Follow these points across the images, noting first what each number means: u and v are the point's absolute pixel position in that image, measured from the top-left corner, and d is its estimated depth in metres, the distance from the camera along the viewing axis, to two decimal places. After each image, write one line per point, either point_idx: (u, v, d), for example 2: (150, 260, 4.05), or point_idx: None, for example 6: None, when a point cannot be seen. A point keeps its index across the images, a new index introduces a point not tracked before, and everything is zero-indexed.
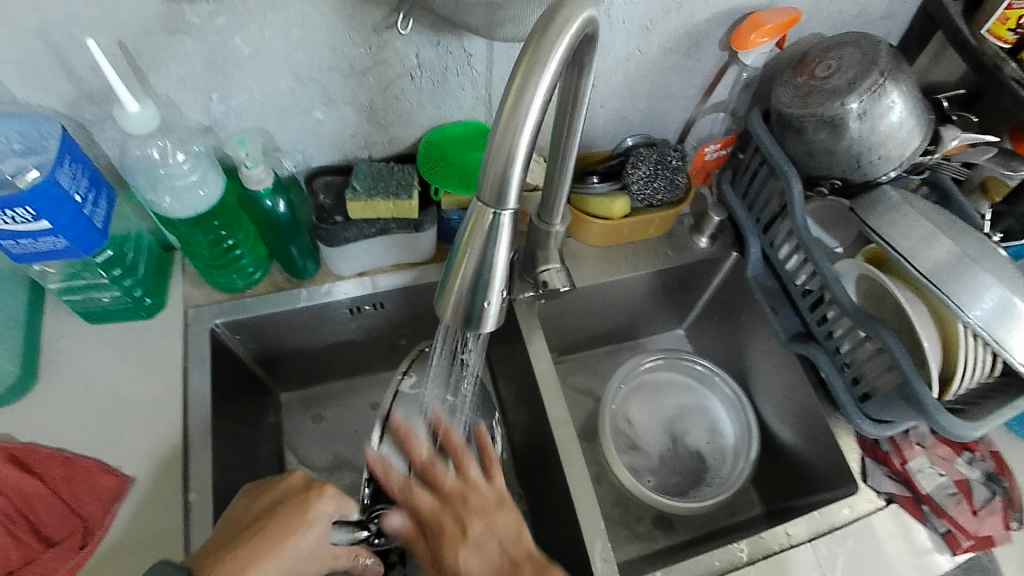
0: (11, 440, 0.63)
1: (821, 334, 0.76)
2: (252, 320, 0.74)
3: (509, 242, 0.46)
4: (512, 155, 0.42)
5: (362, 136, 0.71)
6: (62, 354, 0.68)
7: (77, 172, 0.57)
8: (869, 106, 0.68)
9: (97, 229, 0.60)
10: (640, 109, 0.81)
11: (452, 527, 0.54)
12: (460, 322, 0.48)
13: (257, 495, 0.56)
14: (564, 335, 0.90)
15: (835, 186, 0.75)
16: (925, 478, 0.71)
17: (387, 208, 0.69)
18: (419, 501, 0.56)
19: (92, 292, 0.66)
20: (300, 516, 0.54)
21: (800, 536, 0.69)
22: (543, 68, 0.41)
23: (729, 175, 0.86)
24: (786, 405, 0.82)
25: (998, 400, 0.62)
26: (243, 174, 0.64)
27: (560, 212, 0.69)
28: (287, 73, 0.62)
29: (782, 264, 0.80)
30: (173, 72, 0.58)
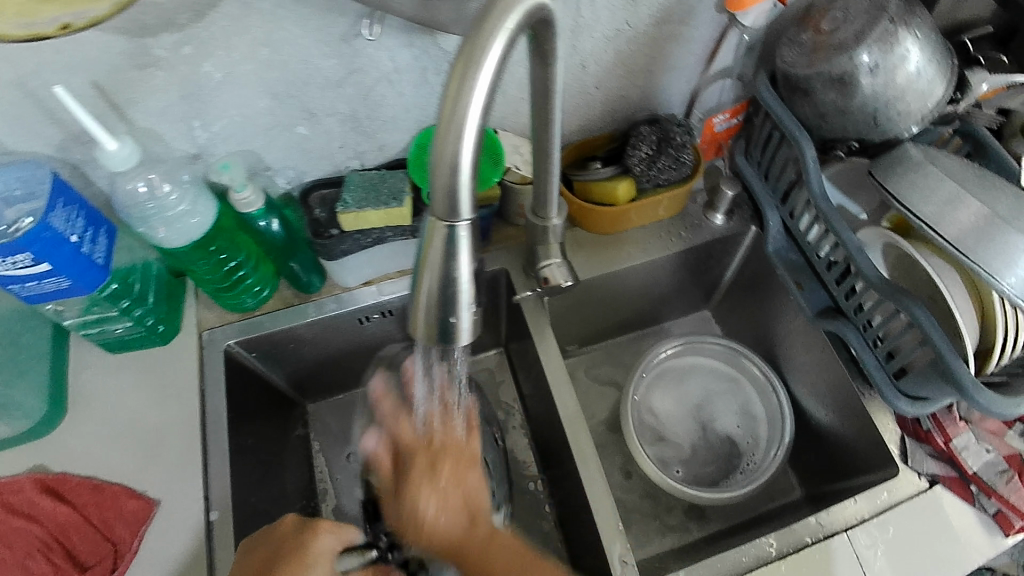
0: (46, 471, 0.66)
1: (850, 309, 0.71)
2: (264, 338, 0.75)
3: (470, 254, 0.44)
4: (456, 166, 0.40)
5: (350, 146, 0.72)
6: (89, 385, 0.71)
7: (71, 214, 0.59)
8: (879, 59, 0.63)
9: (99, 266, 0.62)
10: (637, 86, 0.77)
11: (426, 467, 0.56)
12: (431, 339, 0.46)
13: (254, 549, 0.57)
14: (583, 326, 0.87)
15: (852, 147, 0.70)
16: (971, 456, 0.66)
17: (380, 217, 0.68)
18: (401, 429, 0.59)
19: (106, 324, 0.69)
20: (300, 559, 0.55)
21: (834, 525, 0.66)
22: (478, 71, 0.39)
23: (743, 144, 0.82)
24: (820, 384, 0.78)
25: None
26: (233, 198, 0.65)
27: (555, 206, 0.67)
28: (263, 93, 0.62)
29: (803, 235, 0.75)
30: (151, 105, 0.59)
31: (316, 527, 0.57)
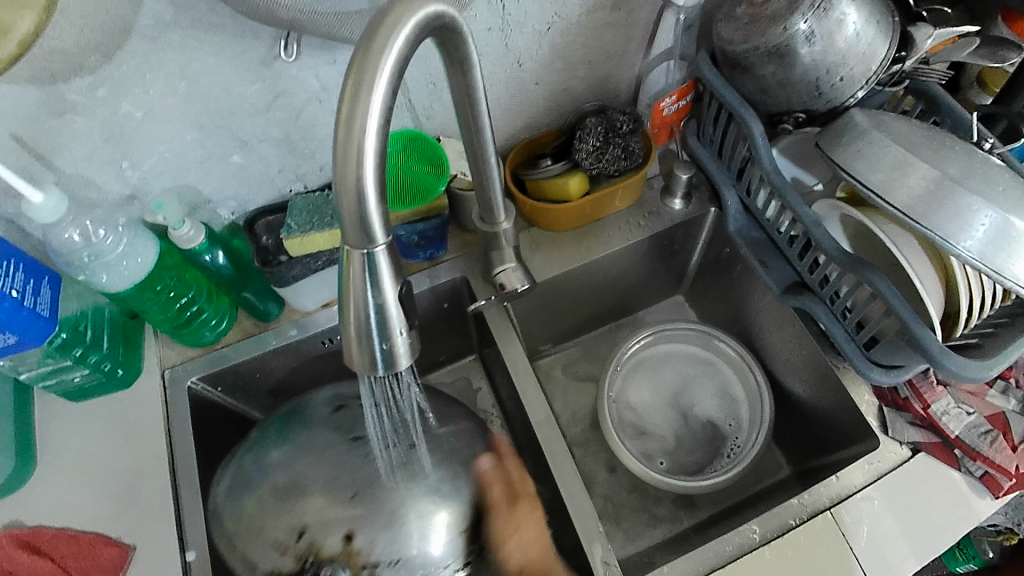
0: (21, 526, 0.65)
1: (816, 283, 0.69)
2: (227, 370, 0.74)
3: (393, 277, 0.43)
4: (362, 191, 0.39)
5: (290, 170, 0.71)
6: (56, 435, 0.70)
7: (9, 268, 0.59)
8: (815, 26, 0.61)
9: (44, 317, 0.61)
10: (579, 77, 0.76)
11: (529, 501, 0.62)
12: (369, 369, 0.45)
13: None
14: (554, 326, 0.86)
15: (800, 119, 0.68)
16: (952, 420, 0.64)
17: (326, 239, 0.67)
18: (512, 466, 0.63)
19: (63, 374, 0.68)
20: None
21: (819, 504, 0.63)
22: (370, 90, 0.38)
23: (694, 126, 0.80)
24: (794, 361, 0.76)
25: (1001, 338, 0.58)
26: (172, 236, 0.66)
27: (502, 210, 0.66)
28: (190, 125, 0.61)
29: (761, 213, 0.73)
30: (75, 151, 0.58)
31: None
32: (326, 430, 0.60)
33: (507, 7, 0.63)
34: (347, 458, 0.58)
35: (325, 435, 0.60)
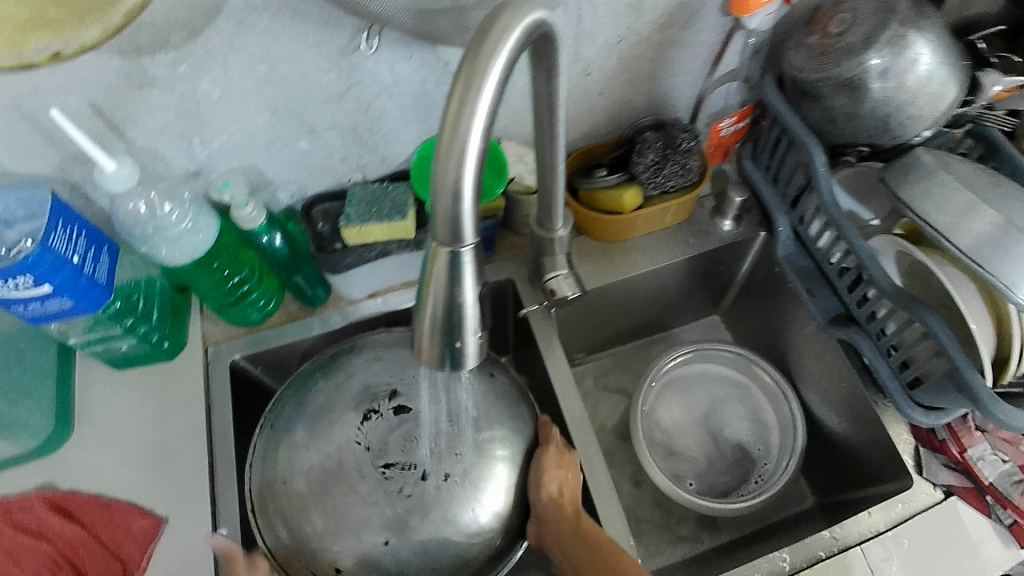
0: (54, 488, 0.66)
1: (863, 316, 0.69)
2: (270, 352, 0.74)
3: (474, 279, 0.44)
4: (460, 194, 0.40)
5: (352, 159, 0.72)
6: (93, 401, 0.70)
7: (73, 234, 0.59)
8: (890, 63, 0.61)
9: (100, 285, 0.62)
10: (642, 92, 0.76)
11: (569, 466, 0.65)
12: (437, 365, 0.47)
13: None
14: (591, 336, 0.86)
15: (863, 153, 0.68)
16: (987, 466, 0.64)
17: (383, 231, 0.68)
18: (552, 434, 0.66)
19: (111, 342, 0.68)
20: None
21: (849, 539, 0.63)
22: (477, 97, 0.38)
23: (750, 148, 0.81)
24: (831, 393, 0.75)
25: None
26: (235, 216, 0.66)
27: (561, 217, 0.66)
28: (262, 108, 0.62)
29: (813, 241, 0.73)
30: (149, 124, 0.59)
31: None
32: (360, 446, 0.59)
33: (585, 17, 0.64)
34: (381, 490, 0.57)
35: (359, 457, 0.58)
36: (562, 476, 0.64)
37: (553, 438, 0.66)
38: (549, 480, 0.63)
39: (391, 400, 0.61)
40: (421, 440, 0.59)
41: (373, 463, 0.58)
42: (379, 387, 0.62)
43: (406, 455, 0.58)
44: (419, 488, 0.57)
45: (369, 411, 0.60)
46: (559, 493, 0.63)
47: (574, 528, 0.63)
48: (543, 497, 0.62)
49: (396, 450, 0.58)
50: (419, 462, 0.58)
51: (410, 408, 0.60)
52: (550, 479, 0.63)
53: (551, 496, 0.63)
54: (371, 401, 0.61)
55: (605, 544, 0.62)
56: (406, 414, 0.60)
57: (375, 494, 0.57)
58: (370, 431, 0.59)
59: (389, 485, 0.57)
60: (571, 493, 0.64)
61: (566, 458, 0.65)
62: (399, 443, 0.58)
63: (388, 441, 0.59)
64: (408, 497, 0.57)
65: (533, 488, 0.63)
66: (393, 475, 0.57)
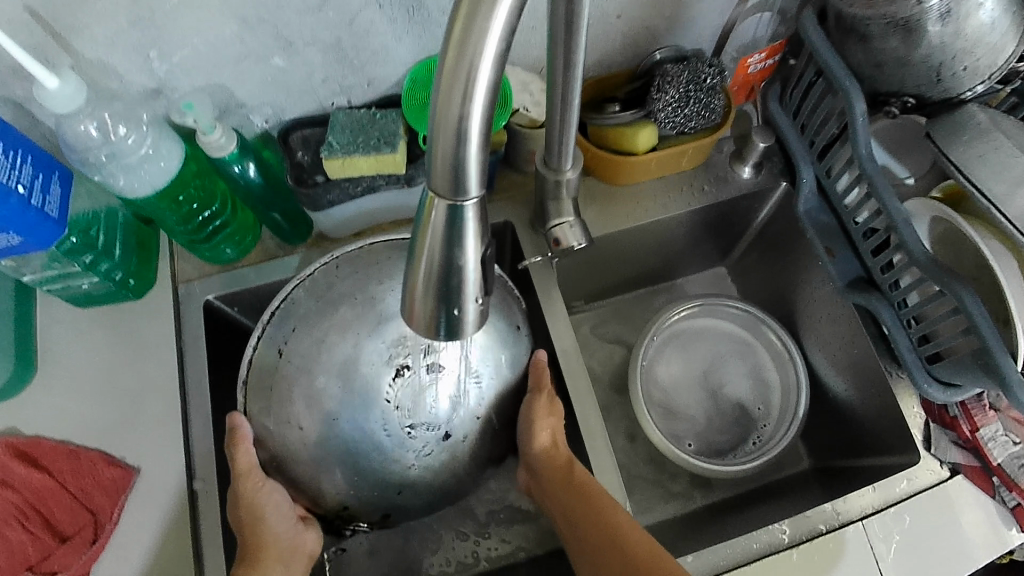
0: (18, 434, 0.62)
1: (885, 283, 0.64)
2: (248, 292, 0.69)
3: (477, 238, 0.38)
4: (463, 137, 0.34)
5: (335, 81, 0.63)
6: (57, 340, 0.66)
7: (15, 159, 0.52)
8: (953, 3, 0.53)
9: (52, 219, 0.55)
10: (663, 17, 0.68)
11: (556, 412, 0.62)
12: (430, 333, 0.42)
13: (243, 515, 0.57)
14: (591, 283, 0.81)
15: (908, 105, 0.61)
16: (997, 447, 0.62)
17: (370, 164, 0.61)
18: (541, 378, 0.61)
19: (70, 280, 0.62)
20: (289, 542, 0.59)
21: (850, 514, 0.61)
22: (487, 25, 0.32)
23: (777, 89, 0.72)
24: (840, 357, 0.72)
25: None
26: (201, 141, 0.58)
27: (571, 157, 0.60)
28: (229, 17, 0.53)
29: (839, 197, 0.67)
30: (98, 33, 0.51)
31: (260, 476, 0.57)
32: (388, 404, 0.51)
33: None
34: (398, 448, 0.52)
35: (387, 416, 0.51)
36: (552, 425, 0.62)
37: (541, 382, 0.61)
38: (536, 429, 0.60)
39: (426, 355, 0.52)
40: (449, 400, 0.53)
41: (399, 421, 0.52)
42: (408, 335, 0.52)
43: (433, 416, 0.52)
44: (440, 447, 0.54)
45: (400, 366, 0.52)
46: (549, 443, 0.61)
47: (563, 478, 0.60)
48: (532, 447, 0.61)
49: (426, 409, 0.52)
50: (444, 422, 0.53)
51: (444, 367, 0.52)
52: (538, 428, 0.61)
53: (543, 447, 0.62)
54: (404, 352, 0.52)
55: (593, 493, 0.58)
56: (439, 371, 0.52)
57: (396, 449, 0.52)
58: (401, 389, 0.51)
59: (413, 443, 0.53)
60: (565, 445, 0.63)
61: (557, 405, 0.62)
62: (432, 402, 0.52)
63: (419, 400, 0.52)
64: (427, 455, 0.53)
65: (525, 439, 0.61)
66: (418, 434, 0.52)
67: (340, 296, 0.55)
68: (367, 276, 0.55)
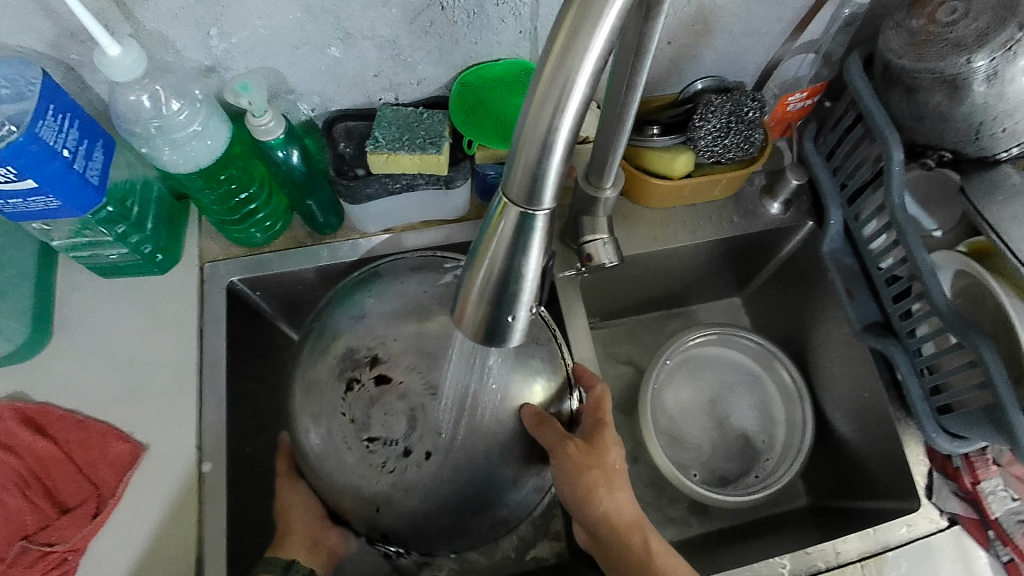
0: (26, 400, 0.60)
1: (903, 329, 0.65)
2: (272, 278, 0.69)
3: (540, 249, 0.38)
4: (548, 150, 0.34)
5: (386, 76, 0.63)
6: (75, 309, 0.65)
7: (64, 123, 0.51)
8: (999, 66, 0.54)
9: (92, 185, 0.54)
10: (712, 47, 0.69)
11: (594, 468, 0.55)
12: (479, 337, 0.41)
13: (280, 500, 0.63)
14: (609, 302, 0.82)
15: (943, 159, 0.63)
16: (996, 501, 0.63)
17: (413, 163, 0.61)
18: (550, 439, 0.53)
19: (99, 249, 0.62)
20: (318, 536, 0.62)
21: (849, 555, 0.63)
22: (588, 42, 0.32)
23: (813, 129, 0.75)
24: (850, 399, 0.73)
25: None
26: (250, 123, 0.58)
27: (612, 176, 0.60)
28: (294, 3, 0.53)
29: (865, 241, 0.69)
30: (162, 5, 0.50)
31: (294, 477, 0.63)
32: (343, 418, 0.52)
33: None
34: (363, 464, 0.51)
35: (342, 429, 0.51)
36: (602, 479, 0.56)
37: (561, 429, 0.54)
38: (590, 484, 0.55)
39: (372, 367, 0.52)
40: (401, 413, 0.50)
41: (357, 435, 0.51)
42: (358, 349, 0.53)
43: (388, 430, 0.50)
44: (406, 463, 0.51)
45: (350, 380, 0.52)
46: (607, 503, 0.56)
47: (630, 549, 0.55)
48: (590, 512, 0.56)
49: (379, 423, 0.51)
50: (401, 436, 0.50)
51: (392, 379, 0.51)
52: (588, 486, 0.55)
53: (600, 509, 0.56)
54: (354, 368, 0.52)
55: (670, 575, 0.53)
56: (389, 384, 0.51)
57: (360, 466, 0.51)
58: (353, 402, 0.51)
59: (375, 459, 0.51)
60: (628, 507, 0.56)
61: (594, 454, 0.56)
62: (381, 417, 0.51)
63: (370, 413, 0.51)
64: (391, 472, 0.51)
65: (577, 500, 0.56)
66: (376, 449, 0.51)
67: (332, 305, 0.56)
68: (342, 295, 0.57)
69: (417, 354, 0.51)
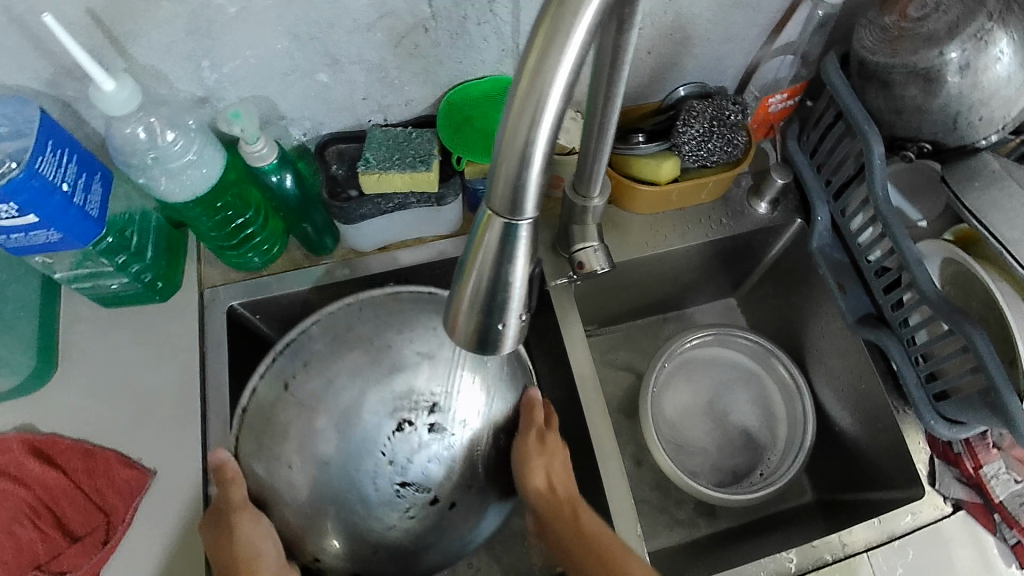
0: (34, 431, 0.62)
1: (895, 320, 0.66)
2: (272, 300, 0.70)
3: (526, 257, 0.39)
4: (527, 161, 0.35)
5: (374, 99, 0.65)
6: (79, 339, 0.66)
7: (63, 158, 0.53)
8: (971, 56, 0.56)
9: (92, 218, 0.55)
10: (691, 54, 0.71)
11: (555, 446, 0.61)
12: (472, 346, 0.42)
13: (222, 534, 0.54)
14: (605, 309, 0.83)
15: (923, 150, 0.64)
16: (999, 485, 0.63)
17: (404, 181, 0.63)
18: (530, 424, 0.60)
19: (101, 279, 0.63)
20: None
21: (855, 546, 0.63)
22: (560, 54, 0.33)
23: (796, 128, 0.76)
24: (849, 392, 0.74)
25: None
26: (244, 150, 0.60)
27: (599, 185, 0.61)
28: (282, 33, 0.55)
29: (853, 236, 0.70)
30: (155, 40, 0.52)
31: (253, 510, 0.55)
32: (379, 458, 0.53)
33: None
34: (387, 505, 0.54)
35: (381, 471, 0.54)
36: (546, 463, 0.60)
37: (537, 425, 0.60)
38: (543, 464, 0.60)
39: (429, 415, 0.54)
40: (443, 462, 0.55)
41: (389, 477, 0.54)
42: (417, 390, 0.54)
43: (423, 477, 0.54)
44: (426, 509, 0.55)
45: (401, 421, 0.54)
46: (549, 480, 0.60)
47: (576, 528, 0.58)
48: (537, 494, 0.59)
49: (417, 470, 0.54)
50: (433, 486, 0.55)
51: (444, 428, 0.55)
52: (534, 468, 0.59)
53: (537, 487, 0.59)
54: (406, 410, 0.54)
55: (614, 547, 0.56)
56: (438, 432, 0.55)
57: (381, 505, 0.54)
58: (397, 444, 0.54)
59: (400, 502, 0.54)
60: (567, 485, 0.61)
61: (551, 441, 0.61)
62: (422, 465, 0.54)
63: (413, 460, 0.54)
64: (410, 517, 0.55)
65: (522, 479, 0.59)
66: (405, 493, 0.54)
67: (359, 337, 0.56)
68: (370, 320, 0.57)
69: (469, 407, 0.56)
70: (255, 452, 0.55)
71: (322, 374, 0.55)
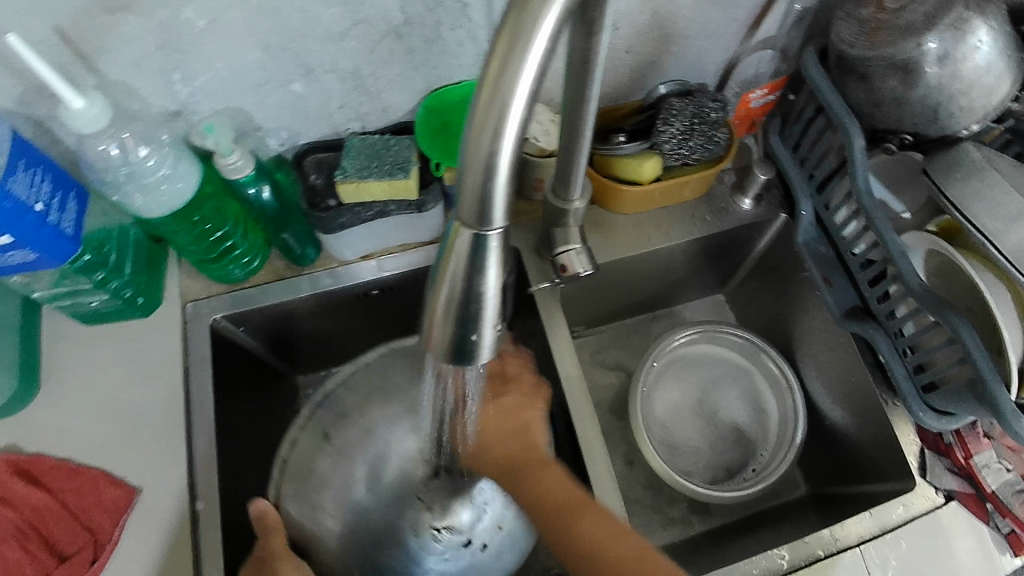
0: (19, 452, 0.61)
1: (881, 312, 0.66)
2: (255, 312, 0.69)
3: (499, 266, 0.39)
4: (493, 170, 0.35)
5: (350, 107, 0.65)
6: (63, 357, 0.66)
7: (35, 177, 0.52)
8: (949, 47, 0.56)
9: (67, 236, 0.55)
10: (669, 52, 0.71)
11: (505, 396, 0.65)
12: (449, 357, 0.42)
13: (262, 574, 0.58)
14: (592, 310, 0.82)
15: (905, 142, 0.64)
16: (991, 474, 0.63)
17: (382, 189, 0.62)
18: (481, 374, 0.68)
19: (80, 296, 0.63)
20: None
21: (848, 540, 0.62)
22: (522, 62, 0.33)
23: (778, 122, 0.76)
24: (839, 387, 0.74)
25: None
26: (219, 163, 0.59)
27: (579, 188, 0.61)
28: (253, 44, 0.55)
29: (837, 229, 0.70)
30: (125, 55, 0.52)
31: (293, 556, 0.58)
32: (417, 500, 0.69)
33: None
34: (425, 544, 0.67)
35: (416, 512, 0.69)
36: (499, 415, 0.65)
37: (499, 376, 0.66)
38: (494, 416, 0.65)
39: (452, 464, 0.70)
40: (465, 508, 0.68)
41: (424, 519, 0.68)
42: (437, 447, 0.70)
43: (456, 521, 0.68)
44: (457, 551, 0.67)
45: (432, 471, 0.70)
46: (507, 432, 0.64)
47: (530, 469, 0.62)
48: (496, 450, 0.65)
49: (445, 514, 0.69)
50: (463, 530, 0.68)
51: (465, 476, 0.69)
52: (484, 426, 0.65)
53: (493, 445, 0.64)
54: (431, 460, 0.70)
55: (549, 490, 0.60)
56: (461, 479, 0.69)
57: (418, 549, 0.67)
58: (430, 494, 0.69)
59: (436, 545, 0.68)
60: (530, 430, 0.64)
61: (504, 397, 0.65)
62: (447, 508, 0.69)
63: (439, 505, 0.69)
64: (444, 561, 0.67)
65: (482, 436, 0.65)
66: (441, 536, 0.68)
67: (381, 386, 0.71)
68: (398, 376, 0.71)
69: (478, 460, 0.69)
70: (291, 497, 0.65)
71: (359, 423, 0.70)
